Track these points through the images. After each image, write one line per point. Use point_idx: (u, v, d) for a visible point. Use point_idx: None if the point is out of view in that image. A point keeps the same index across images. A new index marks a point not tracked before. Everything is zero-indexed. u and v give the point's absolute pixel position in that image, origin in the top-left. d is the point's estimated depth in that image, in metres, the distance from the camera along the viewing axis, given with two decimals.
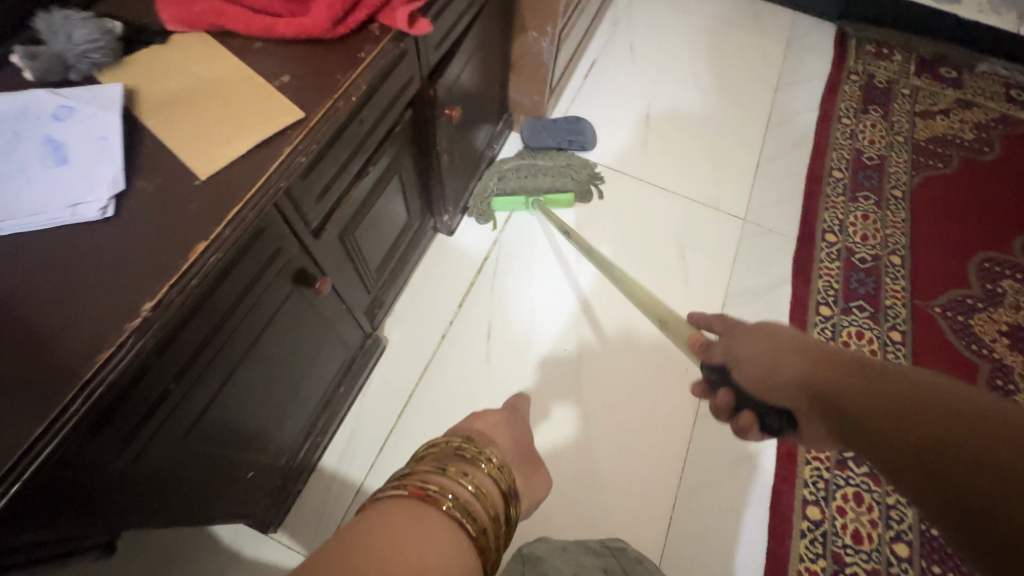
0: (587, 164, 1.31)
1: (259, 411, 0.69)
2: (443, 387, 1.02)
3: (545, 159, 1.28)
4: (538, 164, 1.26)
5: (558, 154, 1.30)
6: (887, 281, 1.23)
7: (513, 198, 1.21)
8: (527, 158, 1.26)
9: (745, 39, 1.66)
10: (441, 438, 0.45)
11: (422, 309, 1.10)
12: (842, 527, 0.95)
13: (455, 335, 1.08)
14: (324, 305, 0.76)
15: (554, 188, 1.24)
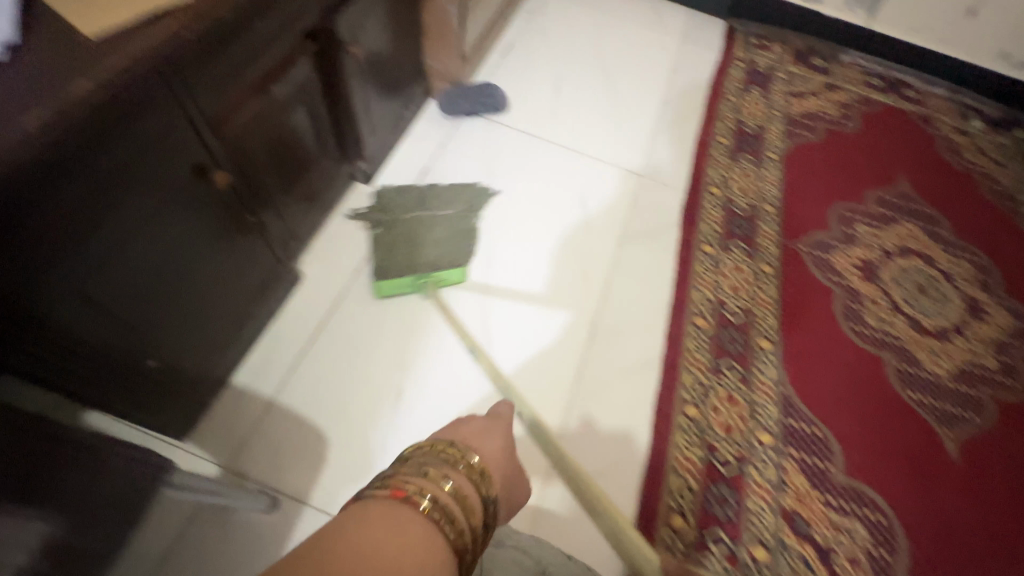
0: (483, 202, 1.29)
1: (159, 296, 0.74)
2: (339, 343, 1.05)
3: (445, 212, 1.22)
4: (436, 217, 1.20)
5: (461, 207, 1.26)
6: (761, 225, 1.40)
7: (396, 280, 1.09)
8: (424, 216, 1.20)
9: (646, 31, 1.86)
10: (426, 440, 0.45)
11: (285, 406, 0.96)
12: (715, 421, 1.07)
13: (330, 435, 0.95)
14: (227, 209, 0.82)
15: (442, 265, 1.14)
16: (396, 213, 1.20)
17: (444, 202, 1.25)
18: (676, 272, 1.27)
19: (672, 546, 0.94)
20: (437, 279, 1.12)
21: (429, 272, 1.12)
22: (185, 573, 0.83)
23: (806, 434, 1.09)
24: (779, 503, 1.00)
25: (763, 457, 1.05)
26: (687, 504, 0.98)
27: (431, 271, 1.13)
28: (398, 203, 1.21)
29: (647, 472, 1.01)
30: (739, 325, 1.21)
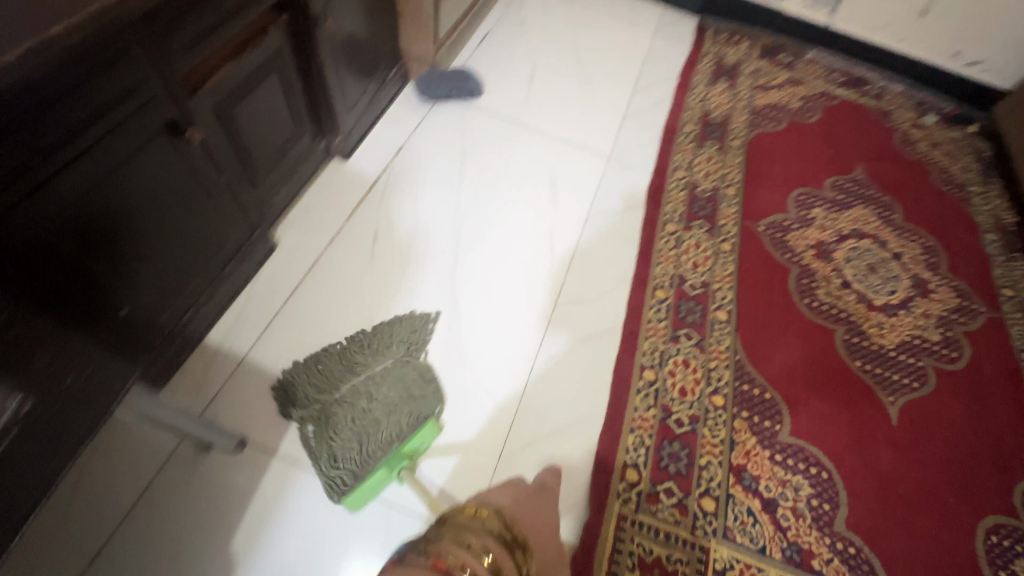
0: (421, 333, 1.10)
1: (131, 247, 0.78)
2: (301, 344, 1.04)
3: (383, 364, 1.04)
4: (376, 376, 1.01)
5: (399, 352, 1.06)
6: (722, 206, 1.47)
7: (366, 483, 0.87)
8: (364, 382, 1.00)
9: (619, 25, 1.93)
10: (477, 514, 0.56)
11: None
12: (671, 384, 1.13)
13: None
14: (201, 168, 0.86)
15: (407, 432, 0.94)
16: (330, 391, 0.99)
17: (377, 352, 1.05)
18: (640, 248, 1.33)
19: (626, 497, 0.99)
20: (409, 455, 0.92)
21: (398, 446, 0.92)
22: (150, 518, 0.85)
23: (756, 397, 1.15)
24: (728, 459, 1.06)
25: (715, 418, 1.10)
26: (641, 460, 1.03)
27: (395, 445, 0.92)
28: (331, 381, 1.00)
29: (604, 430, 1.06)
30: (697, 298, 1.27)
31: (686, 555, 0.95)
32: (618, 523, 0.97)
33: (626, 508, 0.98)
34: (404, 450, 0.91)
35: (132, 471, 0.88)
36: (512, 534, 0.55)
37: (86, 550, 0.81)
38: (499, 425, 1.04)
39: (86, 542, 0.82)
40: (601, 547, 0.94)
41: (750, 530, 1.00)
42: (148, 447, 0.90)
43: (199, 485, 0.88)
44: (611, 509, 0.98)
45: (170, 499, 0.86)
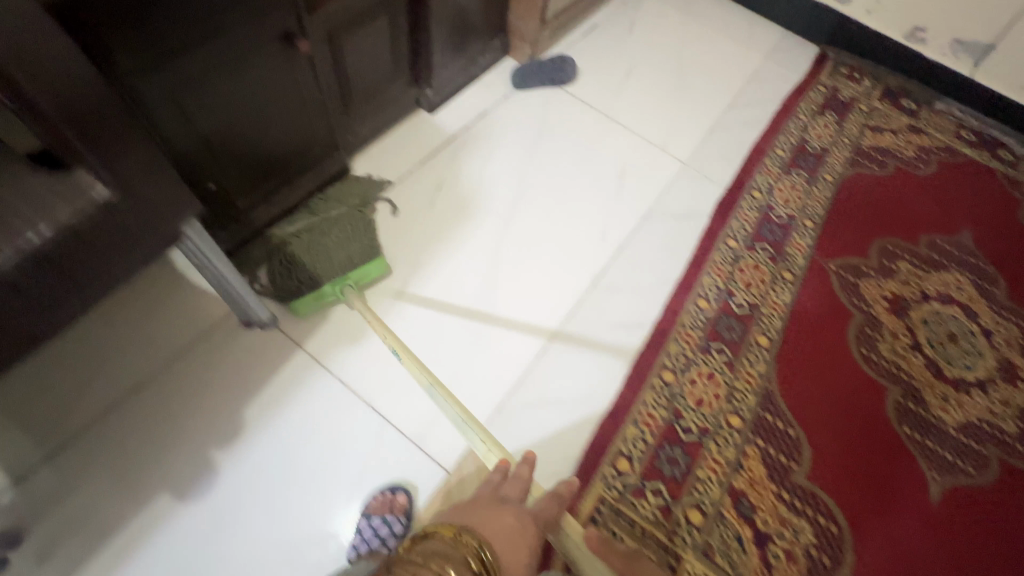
0: (372, 193, 1.21)
1: (231, 130, 0.90)
2: None
3: (336, 210, 1.13)
4: (327, 220, 1.10)
5: (353, 202, 1.17)
6: (794, 235, 1.39)
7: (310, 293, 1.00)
8: (313, 222, 1.10)
9: (732, 41, 1.88)
10: (457, 531, 0.48)
11: (193, 563, 0.82)
12: (688, 392, 1.09)
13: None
14: (303, 79, 0.96)
15: (353, 262, 1.04)
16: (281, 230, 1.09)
17: (333, 201, 1.15)
18: (692, 255, 1.30)
19: (611, 483, 0.98)
20: (354, 279, 1.03)
21: (345, 273, 1.02)
22: (185, 372, 0.94)
23: (778, 430, 1.08)
24: (729, 481, 1.01)
25: (727, 437, 1.05)
26: (637, 454, 1.01)
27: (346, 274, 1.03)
28: (280, 223, 1.09)
29: (606, 415, 1.04)
30: (740, 317, 1.22)
31: (658, 557, 0.93)
32: (595, 504, 0.96)
33: (608, 494, 0.97)
34: (348, 275, 1.03)
35: (178, 327, 0.98)
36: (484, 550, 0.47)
37: (127, 381, 0.92)
38: (506, 379, 1.07)
39: (126, 374, 0.92)
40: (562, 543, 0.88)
41: (733, 556, 0.94)
42: (198, 311, 1.00)
43: (232, 354, 0.98)
44: (593, 489, 0.97)
45: (204, 359, 0.96)
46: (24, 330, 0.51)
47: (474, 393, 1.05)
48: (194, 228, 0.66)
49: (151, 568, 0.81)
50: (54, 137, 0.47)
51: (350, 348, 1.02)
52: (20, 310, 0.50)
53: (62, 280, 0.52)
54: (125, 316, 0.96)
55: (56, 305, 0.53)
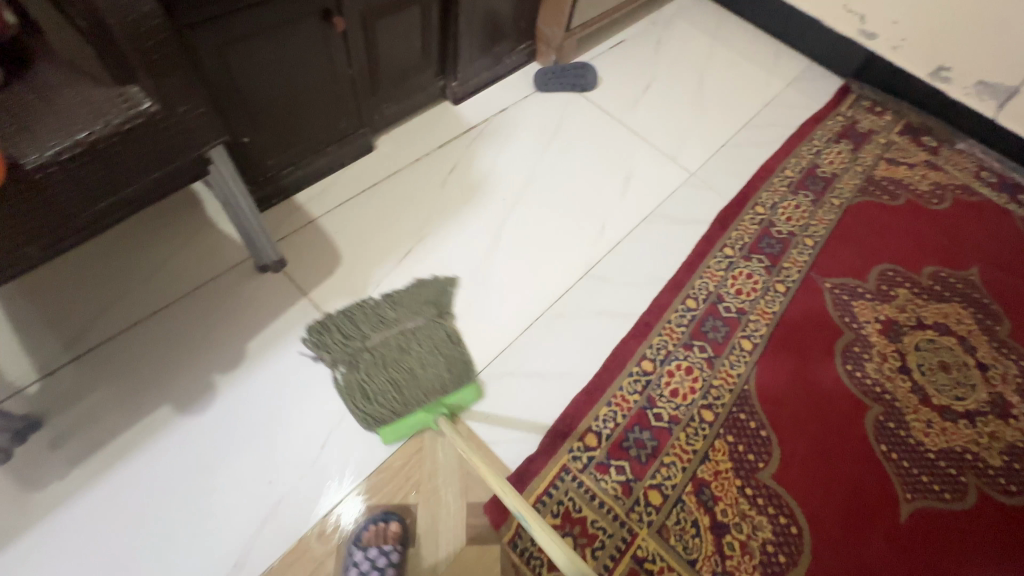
0: (446, 297, 1.14)
1: (267, 91, 1.01)
2: (362, 219, 1.23)
3: (416, 323, 1.07)
4: (410, 336, 1.04)
5: (431, 313, 1.10)
6: (793, 251, 1.42)
7: (405, 420, 0.95)
8: (394, 337, 1.04)
9: (755, 66, 1.94)
10: None
11: (182, 468, 0.90)
12: (665, 382, 1.13)
13: (221, 533, 0.86)
14: (337, 55, 1.07)
15: (446, 391, 1.00)
16: (364, 346, 1.02)
17: (410, 312, 1.08)
18: (687, 258, 1.35)
19: (577, 455, 1.02)
20: (447, 407, 0.99)
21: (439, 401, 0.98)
22: (200, 302, 1.04)
23: (750, 429, 1.10)
24: (694, 469, 1.03)
25: (697, 429, 1.08)
26: (606, 432, 1.05)
27: (437, 400, 0.98)
28: (360, 331, 1.04)
29: (581, 392, 1.09)
30: (727, 320, 1.25)
31: (613, 529, 0.96)
32: (559, 472, 1.00)
33: (573, 464, 1.01)
34: (440, 401, 0.99)
35: (200, 263, 1.08)
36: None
37: (150, 304, 1.02)
38: (491, 347, 1.12)
39: (150, 298, 1.03)
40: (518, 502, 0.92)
41: (688, 540, 0.97)
42: (220, 252, 1.10)
43: (243, 292, 1.07)
44: (558, 457, 1.01)
45: (218, 294, 1.06)
46: (77, 223, 0.61)
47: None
48: (218, 153, 0.76)
49: (144, 467, 0.89)
50: (117, 57, 0.57)
51: (351, 301, 1.11)
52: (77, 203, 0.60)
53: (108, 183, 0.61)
54: (158, 248, 1.08)
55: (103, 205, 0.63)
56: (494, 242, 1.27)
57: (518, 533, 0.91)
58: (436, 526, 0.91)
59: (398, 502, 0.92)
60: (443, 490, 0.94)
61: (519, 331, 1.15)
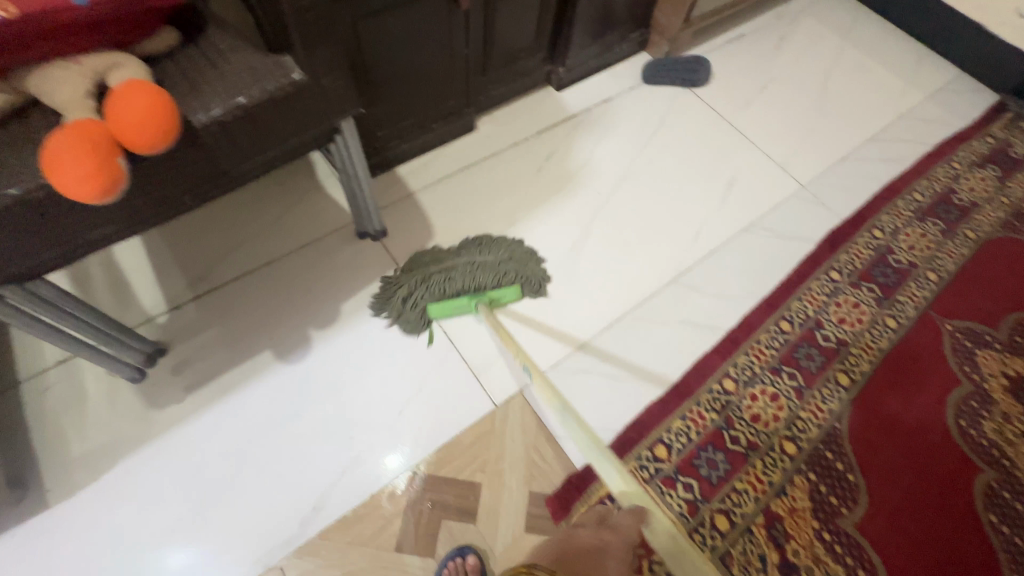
0: (518, 249, 1.15)
1: (388, 64, 1.04)
2: (456, 198, 1.25)
3: (484, 256, 1.10)
4: (475, 263, 1.08)
5: (501, 251, 1.13)
6: (911, 283, 1.28)
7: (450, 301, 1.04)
8: (460, 264, 1.08)
9: (892, 73, 1.74)
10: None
11: (276, 411, 0.98)
12: (747, 405, 1.07)
13: (304, 476, 0.93)
14: (456, 32, 1.09)
15: (496, 285, 1.07)
16: (433, 267, 1.08)
17: (481, 246, 1.12)
18: (787, 276, 1.25)
19: (644, 464, 0.99)
20: (491, 298, 1.07)
21: (485, 294, 1.06)
22: (305, 261, 1.12)
23: (836, 470, 1.02)
24: (768, 501, 0.98)
25: (777, 460, 1.02)
26: (677, 446, 1.01)
27: (485, 291, 1.06)
28: (433, 257, 1.10)
29: (656, 401, 1.06)
30: (824, 349, 1.16)
31: None
32: None
33: (639, 473, 0.98)
34: (486, 293, 1.06)
35: (307, 224, 1.15)
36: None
37: (262, 257, 1.11)
38: (569, 340, 1.11)
39: (263, 252, 1.12)
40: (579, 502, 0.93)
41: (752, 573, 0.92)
42: (326, 215, 1.17)
43: (343, 255, 1.13)
44: (625, 463, 0.99)
45: (320, 255, 1.13)
46: (230, 182, 0.67)
47: (536, 347, 1.10)
48: (347, 125, 0.80)
49: (245, 404, 0.98)
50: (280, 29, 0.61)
51: None
52: (235, 165, 0.65)
53: (259, 147, 0.66)
54: (273, 205, 1.17)
55: (250, 168, 0.68)
56: (582, 235, 1.25)
57: None
58: (497, 507, 0.93)
59: (465, 481, 0.94)
60: (508, 474, 0.95)
61: (599, 328, 1.13)
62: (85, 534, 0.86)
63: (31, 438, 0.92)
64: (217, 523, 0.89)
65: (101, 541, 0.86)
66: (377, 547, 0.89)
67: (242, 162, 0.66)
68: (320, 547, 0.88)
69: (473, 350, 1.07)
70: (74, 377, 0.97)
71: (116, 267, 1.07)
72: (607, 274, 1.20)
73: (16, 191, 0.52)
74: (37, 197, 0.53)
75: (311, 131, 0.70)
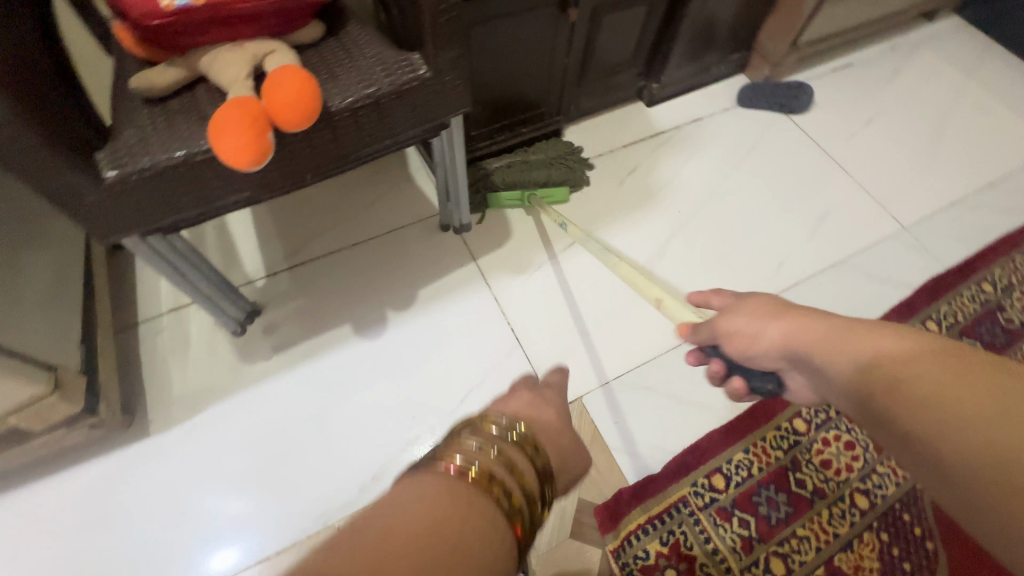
0: (569, 149, 1.30)
1: (493, 68, 1.09)
2: None
3: (537, 152, 1.27)
4: (530, 157, 1.25)
5: (552, 150, 1.28)
6: (1022, 346, 1.16)
7: (507, 194, 1.22)
8: (516, 157, 1.25)
9: (1021, 117, 1.59)
10: (476, 420, 0.42)
11: (348, 381, 1.04)
12: (818, 449, 1.01)
13: (368, 446, 0.99)
14: (559, 41, 1.12)
15: (548, 183, 1.24)
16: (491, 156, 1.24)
17: (535, 146, 1.28)
18: (876, 320, 1.18)
19: (700, 491, 0.96)
20: (542, 195, 1.24)
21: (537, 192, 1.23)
22: (390, 245, 1.19)
23: (913, 535, 0.94)
24: (830, 553, 0.92)
25: (845, 512, 0.95)
26: (737, 478, 0.98)
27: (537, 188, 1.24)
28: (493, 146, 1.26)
29: (718, 429, 1.03)
30: None
31: None
32: (676, 500, 0.95)
33: (693, 499, 0.95)
34: (538, 190, 1.24)
35: (395, 211, 1.23)
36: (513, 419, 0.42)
37: (352, 237, 1.19)
38: (635, 354, 1.10)
39: (353, 233, 1.20)
40: (626, 517, 0.93)
41: None
42: (413, 206, 1.24)
43: (424, 244, 1.19)
44: (678, 487, 0.97)
45: (404, 241, 1.19)
46: (348, 166, 0.74)
47: (600, 356, 1.09)
48: (456, 121, 0.85)
49: (322, 371, 1.05)
50: (415, 31, 0.67)
51: (512, 276, 1.17)
52: (355, 152, 0.72)
53: (379, 137, 0.72)
54: (367, 190, 1.25)
55: (366, 155, 0.74)
56: (658, 251, 1.24)
57: (623, 545, 0.91)
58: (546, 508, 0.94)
59: None
60: None
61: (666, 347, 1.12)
62: (174, 465, 0.96)
63: (141, 373, 1.03)
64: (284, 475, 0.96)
65: (187, 475, 0.95)
66: None
67: (361, 150, 0.72)
68: None
69: (537, 351, 1.09)
70: (182, 324, 1.08)
71: (228, 231, 1.18)
72: (680, 294, 1.18)
73: (184, 153, 0.60)
74: (197, 160, 0.61)
75: (424, 127, 0.75)
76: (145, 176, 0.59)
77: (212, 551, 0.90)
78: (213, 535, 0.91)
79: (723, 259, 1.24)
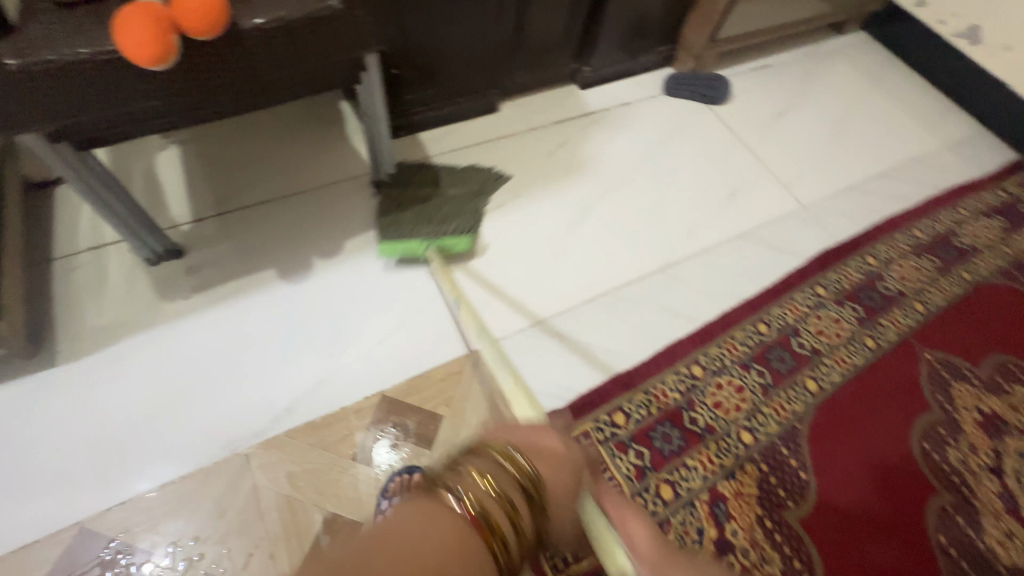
0: (491, 184, 1.30)
1: (424, 30, 1.16)
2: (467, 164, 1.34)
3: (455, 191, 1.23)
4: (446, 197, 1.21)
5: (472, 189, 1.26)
6: (897, 309, 1.30)
7: (401, 242, 1.09)
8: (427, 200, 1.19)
9: (912, 120, 1.78)
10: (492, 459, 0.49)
11: (270, 321, 1.06)
12: (711, 392, 1.10)
13: (286, 381, 1.01)
14: (489, 11, 1.20)
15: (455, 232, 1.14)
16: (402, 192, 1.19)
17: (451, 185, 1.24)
18: (773, 284, 1.29)
19: (601, 426, 1.04)
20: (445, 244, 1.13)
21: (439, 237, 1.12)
22: (320, 197, 1.22)
23: (788, 466, 1.04)
24: (715, 481, 1.01)
25: (731, 446, 1.05)
26: (636, 416, 1.06)
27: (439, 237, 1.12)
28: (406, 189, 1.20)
29: (623, 374, 1.11)
30: (797, 355, 1.19)
31: None
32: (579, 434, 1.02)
33: (595, 433, 1.03)
34: (441, 238, 1.13)
35: (328, 167, 1.26)
36: (526, 461, 0.50)
37: (283, 188, 1.22)
38: (550, 306, 1.18)
39: (285, 184, 1.22)
40: None
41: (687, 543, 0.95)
42: (346, 163, 1.27)
43: (355, 198, 1.23)
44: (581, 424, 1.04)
45: (335, 194, 1.23)
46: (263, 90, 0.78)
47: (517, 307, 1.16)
48: (373, 64, 0.89)
49: (244, 310, 1.07)
50: None
51: None
52: (269, 76, 0.76)
53: (292, 64, 0.76)
54: (301, 146, 1.28)
55: (280, 80, 0.78)
56: (579, 217, 1.32)
57: None
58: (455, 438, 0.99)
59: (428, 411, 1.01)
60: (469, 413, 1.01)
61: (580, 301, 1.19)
62: (84, 393, 0.96)
63: (53, 305, 1.02)
64: (198, 406, 0.97)
65: (95, 404, 0.95)
66: (336, 452, 0.96)
67: (275, 75, 0.76)
68: (286, 444, 0.95)
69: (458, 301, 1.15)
70: (100, 261, 1.07)
71: (155, 177, 1.18)
72: (597, 255, 1.27)
73: (89, 52, 0.63)
74: (103, 60, 0.64)
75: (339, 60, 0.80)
76: (47, 68, 0.62)
77: (118, 477, 0.90)
78: (118, 460, 0.91)
79: (639, 226, 1.33)
